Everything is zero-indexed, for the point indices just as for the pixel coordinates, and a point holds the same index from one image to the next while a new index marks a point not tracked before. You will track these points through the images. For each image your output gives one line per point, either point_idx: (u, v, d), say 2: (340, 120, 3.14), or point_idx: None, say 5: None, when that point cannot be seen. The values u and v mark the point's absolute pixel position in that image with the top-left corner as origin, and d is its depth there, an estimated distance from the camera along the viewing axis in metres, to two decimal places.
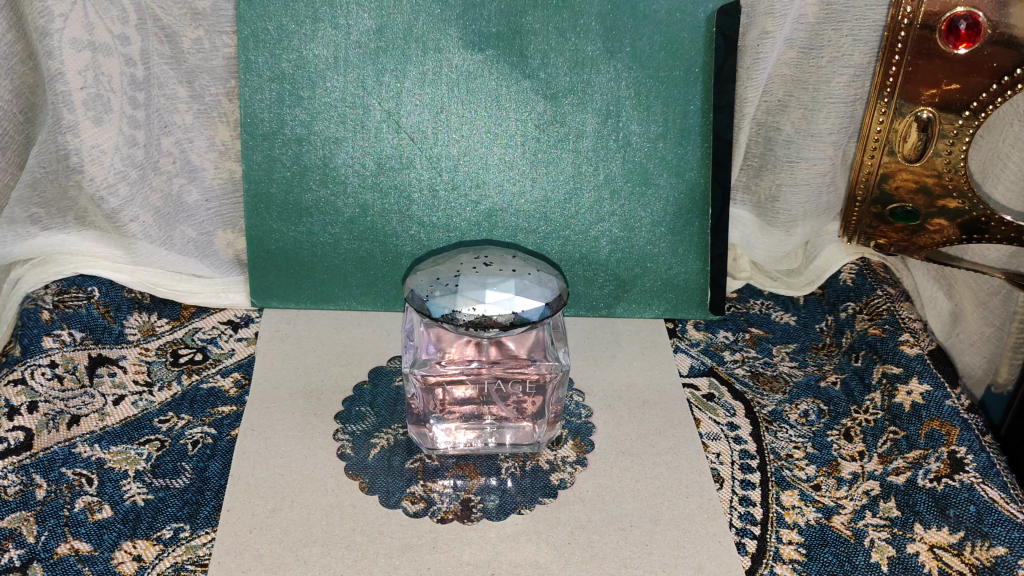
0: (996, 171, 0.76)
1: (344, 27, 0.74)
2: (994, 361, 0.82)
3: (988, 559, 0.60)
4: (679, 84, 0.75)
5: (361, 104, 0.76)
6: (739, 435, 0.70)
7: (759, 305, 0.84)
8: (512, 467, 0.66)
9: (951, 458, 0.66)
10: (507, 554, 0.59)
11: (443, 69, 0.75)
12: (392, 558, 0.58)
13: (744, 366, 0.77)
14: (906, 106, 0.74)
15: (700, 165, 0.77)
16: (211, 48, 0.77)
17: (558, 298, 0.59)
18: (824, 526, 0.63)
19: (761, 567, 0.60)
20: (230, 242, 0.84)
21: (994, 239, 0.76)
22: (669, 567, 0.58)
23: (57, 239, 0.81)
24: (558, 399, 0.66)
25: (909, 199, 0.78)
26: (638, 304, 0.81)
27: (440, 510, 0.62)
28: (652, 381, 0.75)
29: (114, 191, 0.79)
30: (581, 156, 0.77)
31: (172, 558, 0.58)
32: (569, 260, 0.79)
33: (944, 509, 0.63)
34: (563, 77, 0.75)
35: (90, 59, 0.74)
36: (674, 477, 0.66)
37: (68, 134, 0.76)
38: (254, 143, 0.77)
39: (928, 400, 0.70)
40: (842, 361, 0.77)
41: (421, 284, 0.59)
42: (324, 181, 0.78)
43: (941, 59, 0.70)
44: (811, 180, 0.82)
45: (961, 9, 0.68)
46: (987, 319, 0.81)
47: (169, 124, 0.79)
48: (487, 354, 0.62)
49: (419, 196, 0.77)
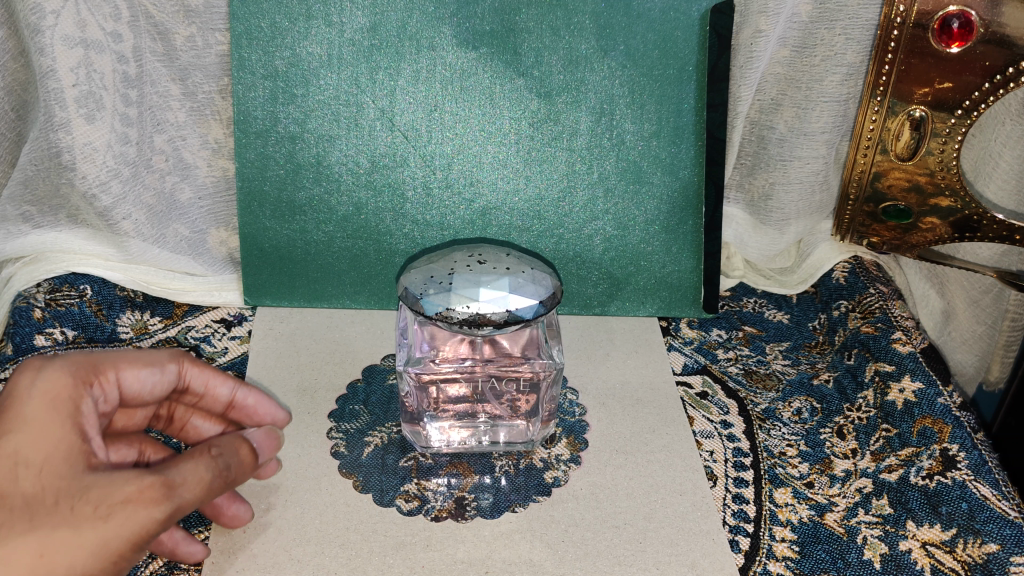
0: (988, 169, 0.77)
1: (338, 25, 0.74)
2: (986, 359, 0.82)
3: (979, 556, 0.60)
4: (673, 82, 0.76)
5: (355, 102, 0.76)
6: (732, 433, 0.70)
7: (752, 303, 0.85)
8: (506, 466, 0.66)
9: (943, 456, 0.66)
10: (501, 553, 0.59)
11: (437, 68, 0.75)
12: (386, 557, 0.58)
13: (738, 365, 0.77)
14: (899, 105, 0.74)
15: (694, 163, 0.77)
16: (204, 45, 0.77)
17: (552, 296, 0.60)
18: (816, 524, 0.63)
19: (754, 565, 0.60)
20: (224, 239, 0.84)
21: (986, 238, 0.75)
22: (663, 565, 0.58)
23: (50, 236, 0.81)
24: (552, 397, 0.66)
25: (901, 198, 0.78)
26: (631, 302, 0.81)
27: (434, 509, 0.62)
28: (645, 379, 0.75)
29: (106, 189, 0.78)
30: (574, 154, 0.77)
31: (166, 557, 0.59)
32: (563, 258, 0.79)
33: (936, 507, 0.63)
34: (557, 75, 0.75)
35: (82, 56, 0.74)
36: (667, 475, 0.66)
37: (60, 131, 0.76)
38: (247, 141, 0.77)
39: (920, 398, 0.70)
40: (835, 358, 0.77)
41: (415, 283, 0.59)
42: (318, 179, 0.77)
43: (933, 58, 0.70)
44: (803, 178, 0.82)
45: (954, 8, 0.67)
46: (978, 318, 0.82)
47: (162, 121, 0.79)
48: (481, 352, 0.63)
49: (413, 194, 0.77)
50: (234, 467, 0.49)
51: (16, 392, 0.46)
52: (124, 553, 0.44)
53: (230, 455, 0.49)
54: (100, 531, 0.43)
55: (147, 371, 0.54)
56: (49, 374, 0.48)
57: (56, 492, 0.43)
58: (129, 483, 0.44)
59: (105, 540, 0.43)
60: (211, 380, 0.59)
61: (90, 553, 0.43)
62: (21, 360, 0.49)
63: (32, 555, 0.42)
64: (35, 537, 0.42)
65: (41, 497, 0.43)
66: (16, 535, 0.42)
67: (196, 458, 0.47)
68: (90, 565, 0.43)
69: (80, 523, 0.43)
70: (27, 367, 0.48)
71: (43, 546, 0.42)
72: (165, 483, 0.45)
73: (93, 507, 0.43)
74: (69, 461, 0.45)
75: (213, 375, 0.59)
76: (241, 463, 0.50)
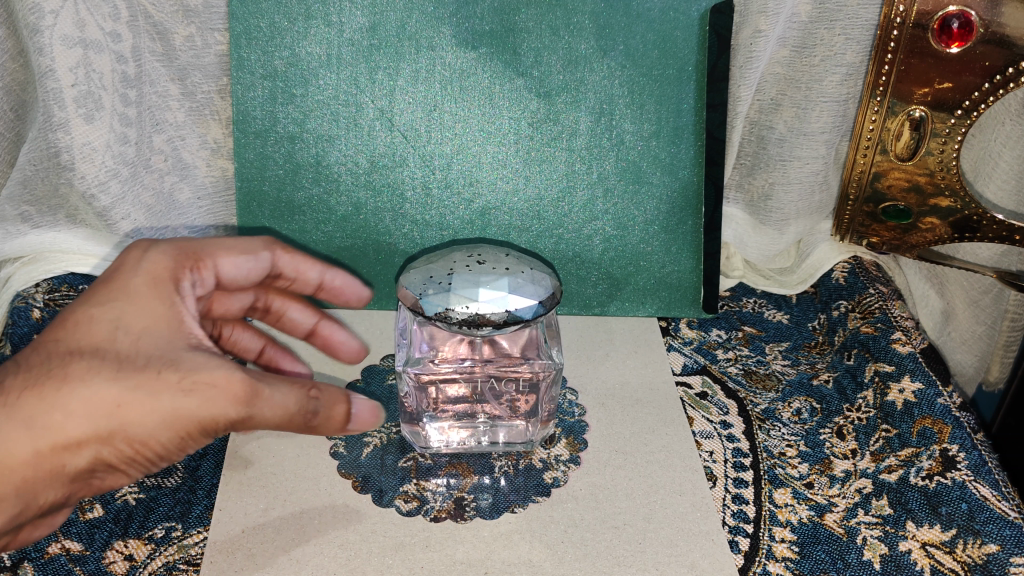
0: (988, 170, 0.77)
1: (337, 25, 0.75)
2: (986, 360, 0.83)
3: (979, 556, 0.59)
4: (673, 82, 0.75)
5: (354, 102, 0.76)
6: (732, 434, 0.70)
7: (752, 302, 0.85)
8: (506, 466, 0.66)
9: (943, 456, 0.66)
10: (501, 553, 0.58)
11: (437, 67, 0.75)
12: (386, 558, 0.58)
13: (737, 365, 0.77)
14: (899, 105, 0.74)
15: (694, 163, 0.77)
16: (203, 45, 0.78)
17: (551, 297, 0.59)
18: (816, 524, 0.63)
19: (754, 565, 0.60)
20: None
21: (985, 238, 0.75)
22: (663, 566, 0.58)
23: (49, 236, 0.80)
24: (552, 398, 0.66)
25: (901, 198, 0.77)
26: (631, 303, 0.81)
27: (433, 509, 0.62)
28: (645, 380, 0.75)
29: (105, 189, 0.78)
30: (574, 154, 0.77)
31: (164, 557, 0.59)
32: (563, 258, 0.79)
33: (936, 507, 0.63)
34: (557, 75, 0.75)
35: (81, 56, 0.74)
36: (667, 475, 0.65)
37: (59, 131, 0.76)
38: (246, 141, 0.77)
39: (920, 399, 0.70)
40: (834, 359, 0.77)
41: (414, 283, 0.59)
42: (316, 179, 0.77)
43: (933, 59, 0.70)
44: (803, 179, 0.82)
45: (953, 8, 0.67)
46: (978, 318, 0.82)
47: (161, 121, 0.79)
48: (481, 353, 0.63)
49: (412, 195, 0.77)
50: (321, 416, 0.53)
51: (128, 271, 0.54)
52: (194, 426, 0.50)
53: (324, 403, 0.53)
54: (176, 400, 0.49)
55: (242, 258, 0.60)
56: (155, 257, 0.55)
57: (148, 357, 0.50)
58: (216, 371, 0.49)
59: (177, 409, 0.49)
60: (302, 266, 0.65)
61: (161, 417, 0.49)
62: (135, 241, 0.56)
63: (112, 403, 0.48)
64: (118, 388, 0.48)
65: (134, 358, 0.50)
66: (103, 382, 0.49)
67: (292, 386, 0.52)
68: (158, 427, 0.49)
69: (163, 389, 0.49)
70: (137, 249, 0.55)
71: (123, 398, 0.48)
72: (249, 388, 0.50)
73: (177, 377, 0.49)
74: (166, 335, 0.51)
75: (303, 262, 0.65)
76: (331, 418, 0.53)
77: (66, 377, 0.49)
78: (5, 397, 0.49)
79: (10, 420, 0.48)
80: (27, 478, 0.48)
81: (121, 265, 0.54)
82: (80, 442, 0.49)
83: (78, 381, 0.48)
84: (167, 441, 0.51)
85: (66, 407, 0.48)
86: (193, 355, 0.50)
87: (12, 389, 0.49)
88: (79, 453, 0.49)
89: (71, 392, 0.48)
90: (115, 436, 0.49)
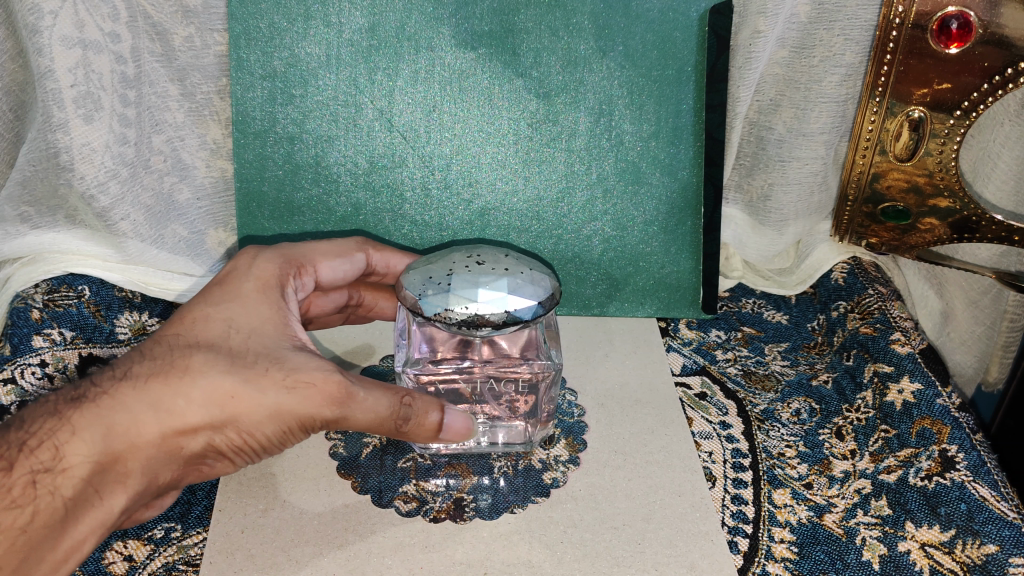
0: (987, 171, 0.77)
1: (336, 26, 0.75)
2: (985, 360, 0.84)
3: (978, 557, 0.59)
4: (671, 83, 0.75)
5: (353, 102, 0.76)
6: (731, 434, 0.70)
7: (751, 303, 0.86)
8: (504, 466, 0.66)
9: (942, 456, 0.66)
10: (500, 554, 0.58)
11: (436, 68, 0.75)
12: (385, 558, 0.58)
13: (736, 365, 0.77)
14: (898, 106, 0.74)
15: (694, 164, 0.77)
16: (202, 45, 0.79)
17: (549, 297, 0.59)
18: (815, 524, 0.63)
19: (753, 565, 0.59)
20: (222, 240, 0.84)
21: (984, 239, 0.76)
22: (662, 566, 0.58)
23: (49, 236, 0.78)
24: (551, 398, 0.65)
25: (900, 199, 0.77)
26: (630, 303, 0.81)
27: (432, 510, 0.62)
28: (643, 380, 0.75)
29: (104, 190, 0.77)
30: (573, 155, 0.77)
31: (163, 558, 0.59)
32: (562, 259, 0.79)
33: (935, 508, 0.63)
34: (556, 76, 0.75)
35: (80, 56, 0.74)
36: (665, 476, 0.65)
37: (58, 131, 0.75)
38: (244, 142, 0.77)
39: (919, 399, 0.70)
40: (834, 359, 0.78)
41: (414, 283, 0.59)
42: (316, 179, 0.78)
43: (932, 59, 0.70)
44: (802, 180, 0.82)
45: (952, 9, 0.67)
46: (977, 319, 0.82)
47: (161, 121, 0.80)
48: (480, 354, 0.63)
49: (411, 195, 0.77)
50: (413, 422, 0.57)
51: (239, 277, 0.61)
52: (295, 422, 0.55)
53: (417, 410, 0.56)
54: (280, 396, 0.54)
55: (339, 262, 0.69)
56: (261, 265, 0.63)
57: (256, 354, 0.55)
58: (317, 373, 0.55)
59: (281, 405, 0.54)
60: (392, 262, 0.72)
61: (267, 410, 0.54)
62: (242, 251, 0.65)
63: (226, 393, 0.53)
64: (231, 381, 0.54)
65: (245, 353, 0.55)
66: (218, 373, 0.54)
67: (387, 391, 0.56)
68: (265, 419, 0.54)
69: (269, 385, 0.54)
70: (247, 258, 0.63)
71: (235, 390, 0.54)
72: (345, 390, 0.55)
73: (282, 375, 0.54)
74: (272, 334, 0.58)
75: (392, 257, 0.72)
76: (422, 425, 0.57)
77: (185, 368, 0.54)
78: (134, 381, 0.54)
79: (140, 402, 0.53)
80: (151, 458, 0.53)
81: (234, 272, 0.61)
82: (197, 428, 0.53)
83: (196, 372, 0.54)
84: (271, 434, 0.56)
85: (187, 394, 0.53)
86: (279, 354, 0.56)
87: (139, 375, 0.54)
88: (195, 438, 0.54)
89: (191, 381, 0.54)
90: (227, 424, 0.54)
